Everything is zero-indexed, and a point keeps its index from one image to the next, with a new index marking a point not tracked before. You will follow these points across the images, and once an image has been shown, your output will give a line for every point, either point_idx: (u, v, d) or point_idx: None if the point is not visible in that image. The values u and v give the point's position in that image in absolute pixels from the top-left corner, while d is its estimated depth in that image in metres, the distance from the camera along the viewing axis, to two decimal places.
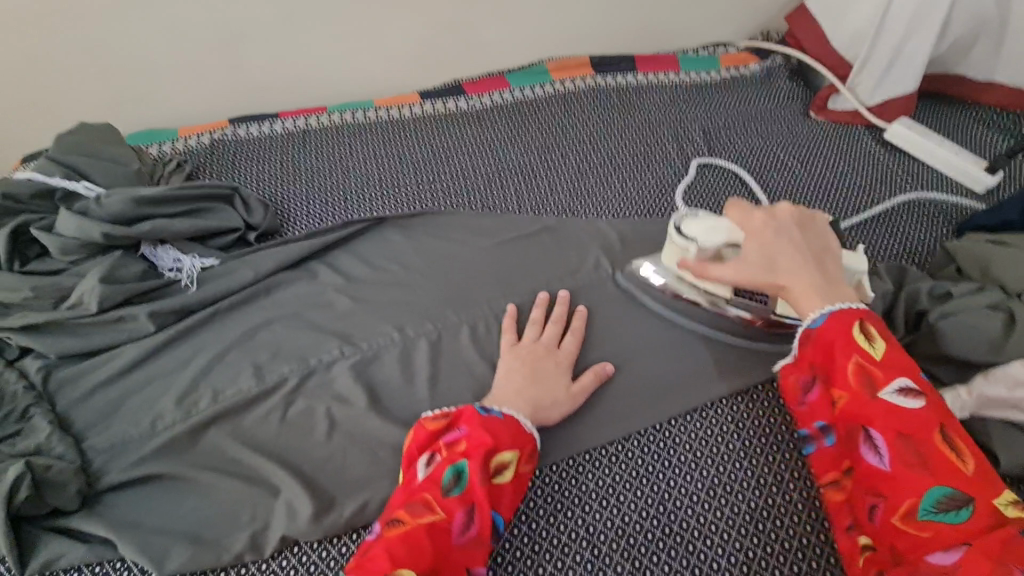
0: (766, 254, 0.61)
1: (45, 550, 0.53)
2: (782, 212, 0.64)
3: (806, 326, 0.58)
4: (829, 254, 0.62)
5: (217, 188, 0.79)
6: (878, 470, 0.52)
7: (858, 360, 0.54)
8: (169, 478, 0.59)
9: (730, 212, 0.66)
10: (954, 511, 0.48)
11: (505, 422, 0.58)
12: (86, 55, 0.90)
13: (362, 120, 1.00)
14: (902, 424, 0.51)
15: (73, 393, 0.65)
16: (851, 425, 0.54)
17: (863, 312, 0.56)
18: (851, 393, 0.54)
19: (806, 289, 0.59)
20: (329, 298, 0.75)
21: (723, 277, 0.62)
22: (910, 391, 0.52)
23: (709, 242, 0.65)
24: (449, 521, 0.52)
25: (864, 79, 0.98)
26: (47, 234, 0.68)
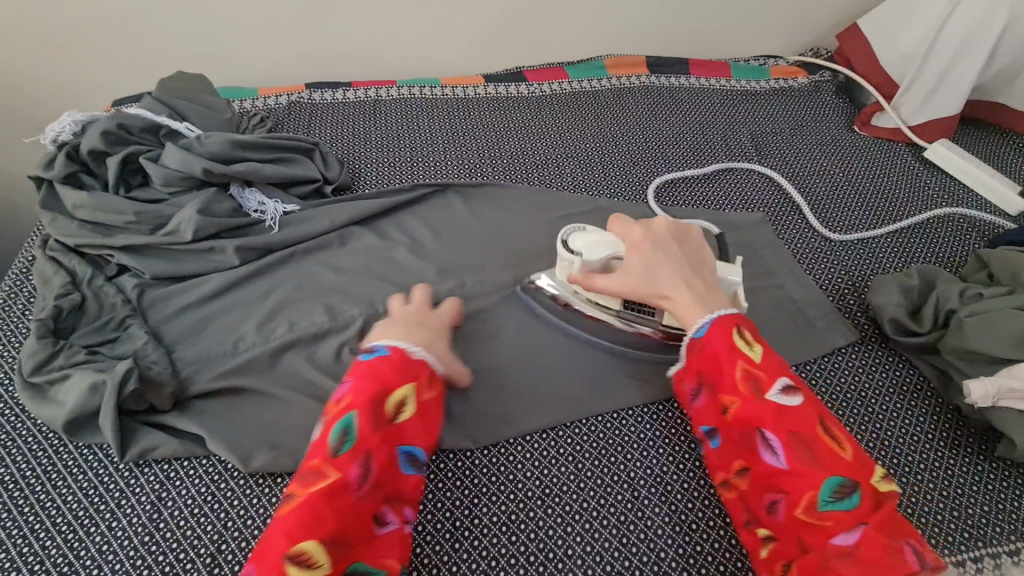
0: (646, 269, 0.64)
1: (144, 439, 0.60)
2: (659, 228, 0.67)
3: (689, 336, 0.62)
4: (707, 264, 0.66)
5: (300, 141, 0.85)
6: (772, 470, 0.54)
7: (742, 364, 0.57)
8: (250, 391, 0.65)
9: (612, 227, 0.68)
10: (847, 499, 0.51)
11: (389, 359, 0.57)
12: (182, 10, 0.96)
13: (429, 96, 1.06)
14: (788, 422, 0.54)
15: (164, 309, 0.71)
16: (745, 428, 0.56)
17: (739, 318, 0.61)
18: (740, 396, 0.57)
19: (687, 301, 0.62)
20: (397, 250, 0.81)
21: (610, 287, 0.65)
22: (789, 390, 0.56)
23: (593, 256, 0.66)
24: (342, 478, 0.49)
25: (909, 99, 1.03)
26: (153, 164, 0.75)
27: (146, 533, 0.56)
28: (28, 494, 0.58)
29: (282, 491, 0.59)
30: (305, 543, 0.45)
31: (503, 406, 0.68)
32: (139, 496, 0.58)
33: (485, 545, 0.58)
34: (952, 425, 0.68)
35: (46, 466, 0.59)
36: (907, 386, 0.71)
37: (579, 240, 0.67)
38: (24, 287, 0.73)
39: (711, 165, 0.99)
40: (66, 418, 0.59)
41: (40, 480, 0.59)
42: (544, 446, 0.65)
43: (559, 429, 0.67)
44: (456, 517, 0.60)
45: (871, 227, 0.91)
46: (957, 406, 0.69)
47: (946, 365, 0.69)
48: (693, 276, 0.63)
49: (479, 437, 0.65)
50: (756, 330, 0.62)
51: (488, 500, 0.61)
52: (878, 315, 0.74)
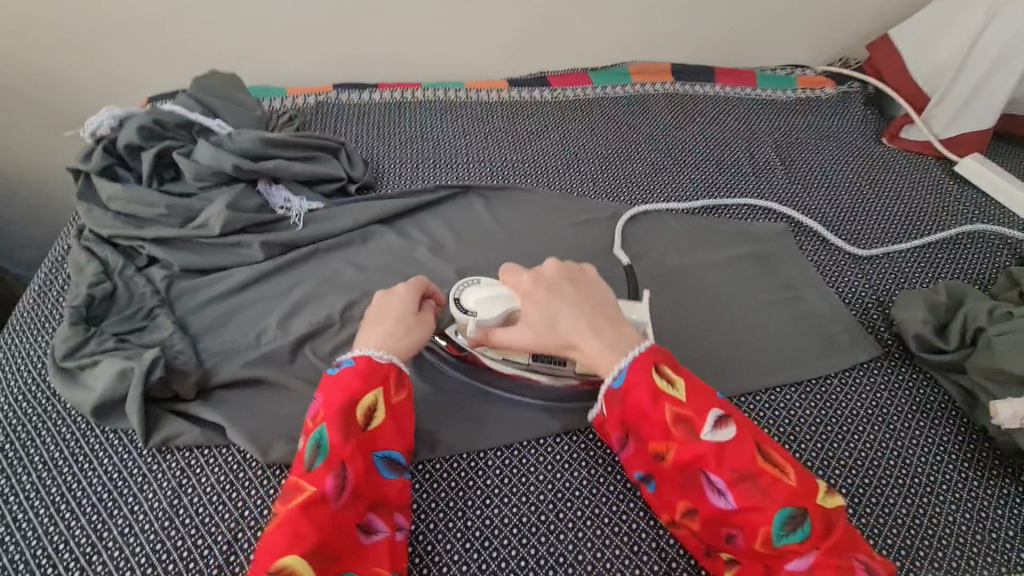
0: (542, 321, 0.59)
1: (167, 427, 0.62)
2: (548, 272, 0.63)
3: (609, 387, 0.58)
4: (609, 303, 0.61)
5: (327, 140, 0.87)
6: (720, 512, 0.52)
7: (669, 408, 0.54)
8: (272, 384, 0.66)
9: (506, 278, 0.64)
10: (799, 527, 0.50)
11: (354, 368, 0.57)
12: (218, 11, 0.99)
13: (453, 98, 1.07)
14: (727, 460, 0.52)
15: (191, 301, 0.72)
16: (686, 472, 0.54)
17: (657, 354, 0.57)
18: (674, 442, 0.54)
19: (592, 347, 0.58)
20: (418, 250, 0.81)
21: (512, 340, 0.61)
22: (720, 423, 0.53)
23: (487, 313, 0.62)
24: (320, 490, 0.50)
25: (941, 112, 1.01)
26: (186, 159, 0.77)
27: (166, 518, 0.57)
28: (55, 475, 0.60)
29: None
30: (288, 558, 0.45)
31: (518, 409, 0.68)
32: (161, 482, 0.59)
33: (496, 547, 0.58)
34: (976, 446, 0.67)
35: (74, 448, 0.61)
36: (930, 405, 0.70)
37: (472, 299, 0.64)
38: (59, 275, 0.76)
39: (731, 175, 0.99)
40: (95, 403, 0.61)
41: (67, 462, 0.60)
42: (557, 450, 0.65)
43: (573, 434, 0.66)
44: (468, 516, 0.60)
45: (896, 241, 0.89)
46: (982, 426, 0.67)
47: (974, 384, 0.67)
48: (597, 320, 0.59)
49: (494, 438, 0.65)
50: (672, 358, 0.58)
51: (501, 502, 0.61)
52: (903, 332, 0.73)
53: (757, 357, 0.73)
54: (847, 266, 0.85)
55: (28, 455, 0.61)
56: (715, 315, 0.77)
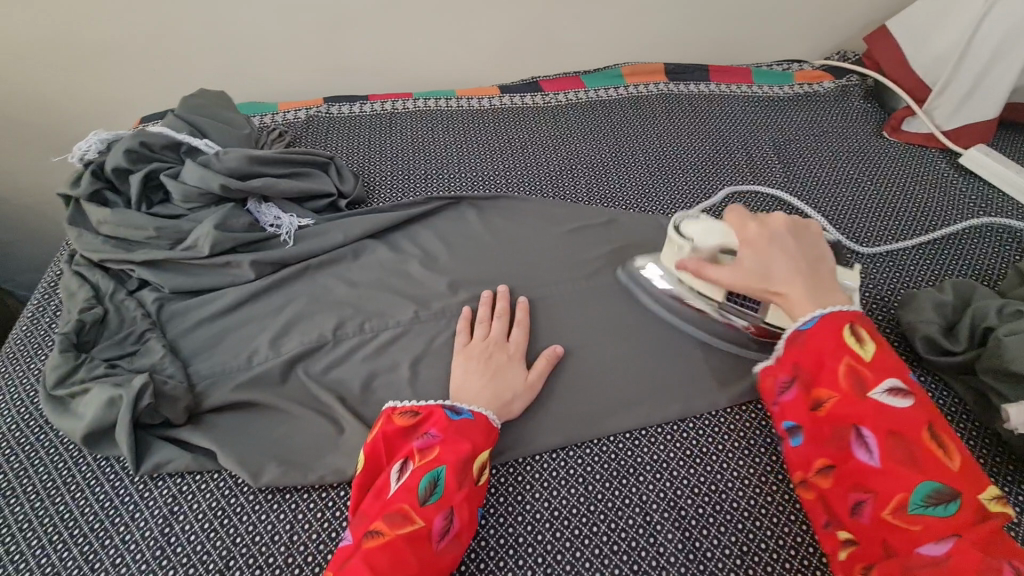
0: (759, 262, 0.61)
1: (158, 454, 0.61)
2: (776, 221, 0.63)
3: (793, 331, 0.57)
4: (824, 262, 0.61)
5: (316, 155, 0.86)
6: (859, 468, 0.50)
7: (847, 360, 0.53)
8: (263, 406, 0.65)
9: (730, 217, 0.66)
10: (944, 506, 0.47)
11: (474, 423, 0.59)
12: (207, 30, 0.99)
13: (444, 107, 1.06)
14: (890, 423, 0.50)
15: (182, 323, 0.72)
16: (838, 424, 0.52)
17: (854, 316, 0.55)
18: (839, 391, 0.52)
19: (800, 293, 0.58)
20: (409, 264, 0.80)
21: (723, 278, 0.63)
22: (897, 390, 0.51)
23: (706, 243, 0.67)
24: (428, 528, 0.52)
25: (944, 102, 0.99)
26: (173, 181, 0.77)
27: (158, 547, 0.57)
28: (48, 505, 0.59)
29: (290, 508, 0.59)
30: None
31: (513, 424, 0.66)
32: (152, 510, 0.59)
33: (491, 568, 0.57)
34: (989, 451, 0.64)
35: (66, 477, 0.61)
36: (940, 409, 0.67)
37: (692, 227, 0.69)
38: (52, 301, 0.75)
39: (728, 175, 0.97)
40: (84, 432, 0.60)
41: (60, 491, 0.60)
42: (553, 466, 0.64)
43: (570, 449, 0.65)
44: None
45: (901, 238, 0.86)
46: (995, 430, 0.65)
47: (983, 386, 0.65)
48: (810, 273, 0.59)
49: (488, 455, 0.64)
50: (871, 324, 0.55)
51: (495, 522, 0.60)
52: (910, 333, 0.71)
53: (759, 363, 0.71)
54: (850, 266, 0.83)
55: (20, 485, 0.60)
56: None
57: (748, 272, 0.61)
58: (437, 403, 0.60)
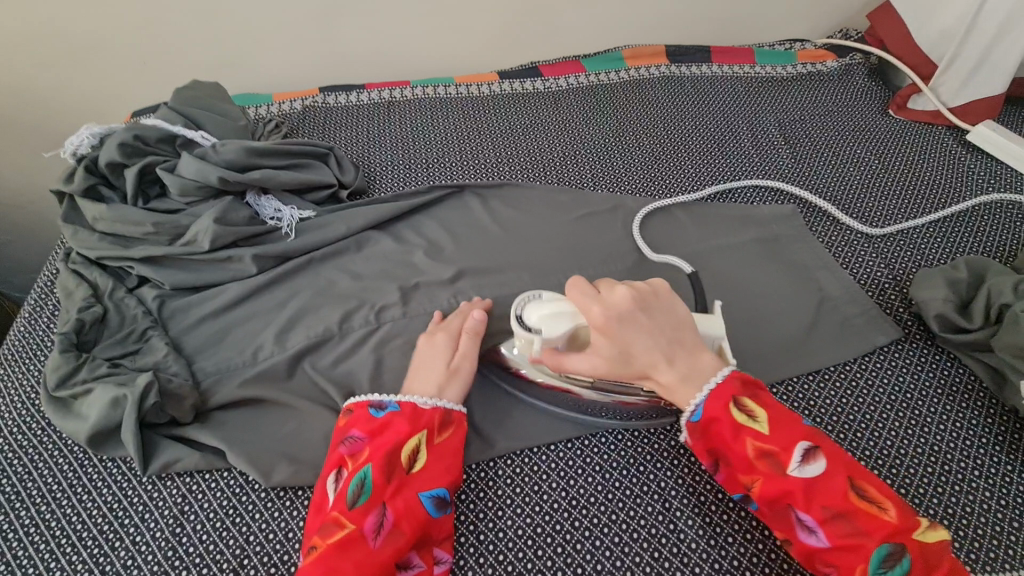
0: (622, 353, 0.56)
1: (165, 453, 0.60)
2: (619, 297, 0.56)
3: (685, 417, 0.56)
4: (685, 328, 0.57)
5: (315, 146, 0.84)
6: (811, 550, 0.50)
7: (751, 442, 0.53)
8: (271, 402, 0.64)
9: (570, 293, 0.58)
10: (900, 566, 0.47)
11: (398, 416, 0.59)
12: (199, 20, 0.96)
13: (443, 95, 1.04)
14: (817, 496, 0.50)
15: (184, 320, 0.70)
16: (775, 506, 0.52)
17: (734, 382, 0.55)
18: (758, 475, 0.52)
19: (671, 380, 0.56)
20: (415, 255, 0.79)
21: (581, 370, 0.59)
22: (807, 459, 0.51)
23: (553, 332, 0.58)
24: (360, 527, 0.51)
25: (949, 79, 0.97)
26: (169, 174, 0.75)
27: (170, 547, 0.55)
28: (54, 509, 0.58)
29: (303, 504, 0.58)
30: None
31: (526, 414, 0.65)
32: (161, 510, 0.58)
33: (510, 560, 0.56)
34: (1007, 427, 0.64)
35: (72, 479, 0.60)
36: (956, 386, 0.67)
37: (534, 315, 0.60)
38: (49, 301, 0.74)
39: (733, 157, 0.95)
40: (89, 433, 0.59)
41: (65, 494, 0.59)
42: (569, 455, 0.63)
43: (585, 438, 0.65)
44: (480, 530, 0.58)
45: (911, 217, 0.86)
46: (1012, 407, 0.65)
47: (999, 362, 0.65)
48: (670, 351, 0.56)
49: (502, 445, 0.63)
50: (755, 383, 0.56)
51: (513, 513, 0.59)
52: (923, 311, 0.71)
53: (775, 347, 0.70)
54: (861, 246, 0.82)
55: (25, 489, 0.59)
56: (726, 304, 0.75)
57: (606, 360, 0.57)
58: (364, 402, 0.61)
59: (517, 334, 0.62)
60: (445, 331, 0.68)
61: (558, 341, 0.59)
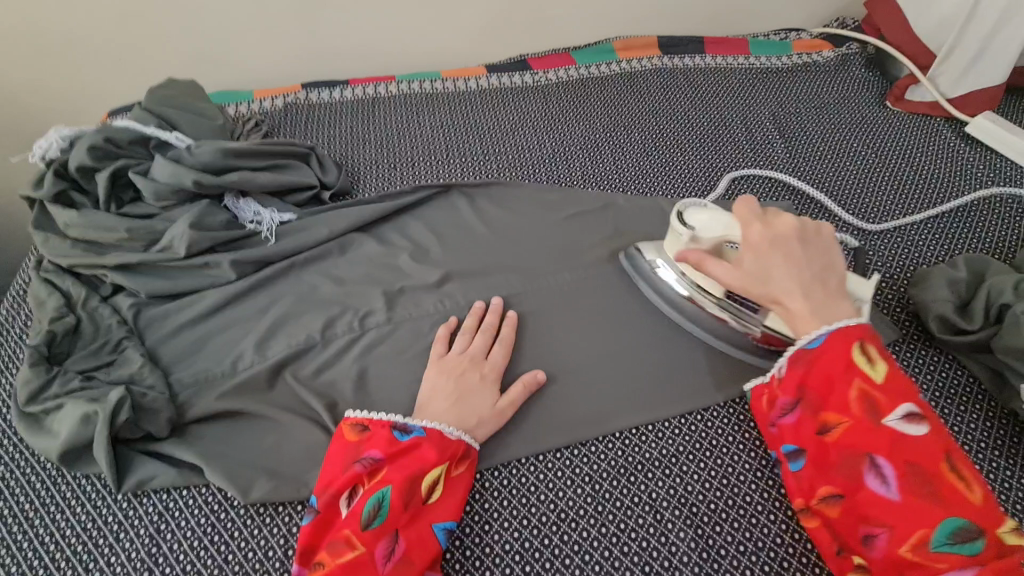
0: (760, 266, 0.59)
1: (140, 470, 0.58)
2: (784, 225, 0.60)
3: (800, 347, 0.57)
4: (834, 272, 0.59)
5: (296, 146, 0.82)
6: (875, 501, 0.50)
7: (858, 384, 0.53)
8: (250, 414, 0.62)
9: (738, 211, 0.62)
10: (969, 543, 0.46)
11: (424, 440, 0.57)
12: (175, 16, 0.93)
13: (429, 90, 1.02)
14: (905, 452, 0.50)
15: (161, 330, 0.68)
16: (847, 452, 0.52)
17: (863, 331, 0.55)
18: (850, 418, 0.52)
19: (801, 310, 0.57)
20: (400, 258, 0.77)
21: (719, 273, 0.61)
22: (910, 417, 0.51)
23: (708, 233, 0.64)
24: (370, 553, 0.51)
25: (948, 70, 0.95)
26: (143, 178, 0.72)
27: (145, 567, 0.54)
28: (26, 529, 0.56)
29: (284, 521, 0.56)
30: None
31: (514, 423, 0.63)
32: (137, 529, 0.56)
33: None
34: (1007, 431, 0.62)
35: (45, 498, 0.58)
36: (955, 390, 0.65)
37: (696, 215, 0.66)
38: (22, 310, 0.71)
39: (727, 153, 0.93)
40: (60, 450, 0.57)
41: (39, 513, 0.57)
42: (558, 466, 0.61)
43: (574, 448, 0.63)
44: (467, 545, 0.56)
45: (909, 212, 0.83)
46: (1013, 410, 0.63)
47: (999, 364, 0.63)
48: (815, 284, 0.58)
49: (490, 457, 0.61)
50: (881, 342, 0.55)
51: (500, 527, 0.57)
52: (923, 312, 0.69)
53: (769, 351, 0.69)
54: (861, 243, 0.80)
55: None
56: None
57: (745, 272, 0.59)
58: (385, 421, 0.58)
59: (674, 229, 0.68)
60: (495, 373, 0.64)
61: (708, 244, 0.64)
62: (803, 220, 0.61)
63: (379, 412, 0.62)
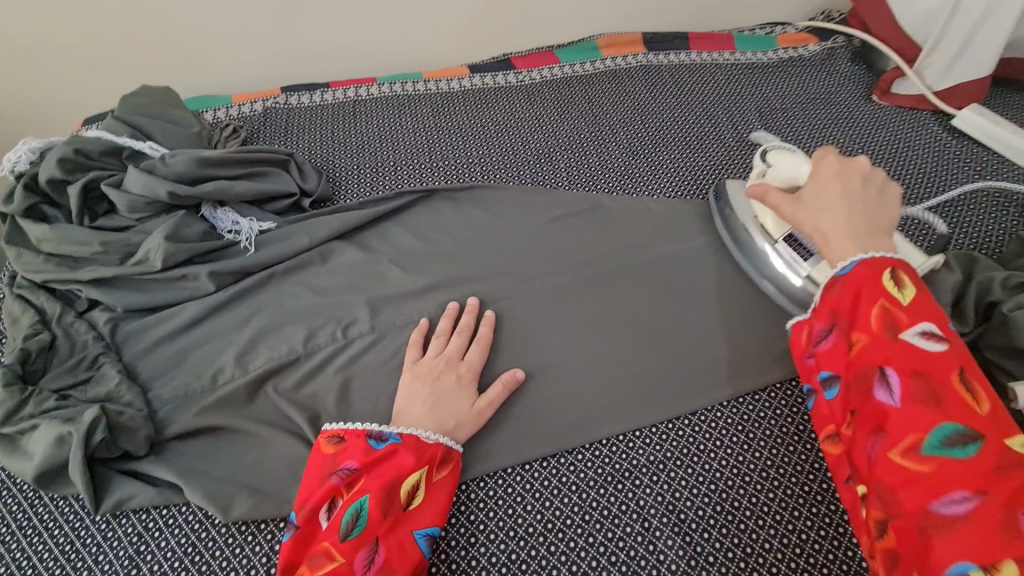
0: (816, 199, 0.57)
1: (118, 490, 0.57)
2: (855, 166, 0.59)
3: (832, 274, 0.51)
4: (891, 216, 0.55)
5: (274, 153, 0.80)
6: (879, 413, 0.43)
7: (880, 300, 0.45)
8: (231, 430, 0.61)
9: (815, 153, 0.63)
10: (965, 454, 0.39)
11: (401, 446, 0.56)
12: (148, 21, 0.91)
13: (411, 91, 1.00)
14: (919, 364, 0.42)
15: (139, 345, 0.67)
16: (861, 368, 0.45)
17: (897, 260, 0.48)
18: (868, 334, 0.45)
19: (843, 233, 0.53)
20: (381, 266, 0.75)
21: (772, 202, 0.60)
22: (932, 335, 0.43)
23: (779, 173, 0.68)
24: (350, 564, 0.50)
25: (934, 63, 0.94)
26: (116, 191, 0.71)
27: None
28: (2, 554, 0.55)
29: (266, 539, 0.56)
30: None
31: (500, 432, 0.63)
32: (116, 551, 0.55)
33: None
34: None
35: (22, 520, 0.56)
36: None
37: (778, 155, 0.71)
38: None
39: (714, 150, 0.92)
40: (35, 472, 0.56)
41: (15, 537, 0.56)
42: (544, 475, 0.61)
43: (561, 456, 0.62)
44: (453, 559, 0.56)
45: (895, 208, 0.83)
46: None
47: (986, 362, 0.63)
48: (868, 218, 0.54)
49: (475, 468, 0.61)
50: (922, 276, 0.47)
51: (486, 539, 0.57)
52: None
53: (754, 353, 0.69)
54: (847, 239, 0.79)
55: None
56: (704, 309, 0.72)
57: (798, 202, 0.58)
58: (361, 430, 0.57)
59: (756, 166, 0.73)
60: (471, 373, 0.63)
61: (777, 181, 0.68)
62: (875, 169, 0.59)
63: (359, 422, 0.61)
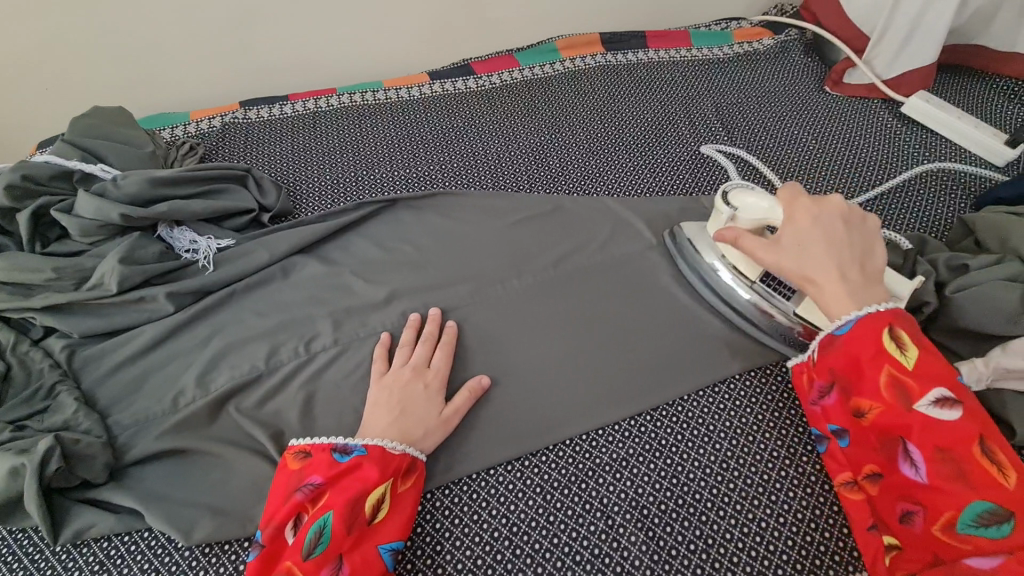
0: (800, 247, 0.59)
1: (77, 520, 0.56)
2: (831, 206, 0.60)
3: (829, 334, 0.56)
4: (877, 255, 0.59)
5: (230, 169, 0.80)
6: (908, 482, 0.50)
7: (887, 369, 0.52)
8: (193, 452, 0.61)
9: (783, 194, 0.63)
10: (995, 526, 0.45)
11: (364, 460, 0.56)
12: (97, 41, 0.90)
13: (372, 101, 1.00)
14: (935, 436, 0.48)
15: (96, 371, 0.66)
16: (885, 437, 0.51)
17: (895, 315, 0.54)
18: (881, 403, 0.51)
19: (837, 290, 0.56)
20: (343, 278, 0.75)
21: (757, 254, 0.62)
22: (944, 401, 0.49)
23: (747, 217, 0.65)
24: None
25: (882, 51, 0.96)
26: (67, 215, 0.70)
27: None
28: None
29: (230, 559, 0.55)
30: None
31: (464, 438, 0.63)
32: None
33: None
34: None
35: None
36: None
37: (739, 195, 0.67)
38: None
39: (672, 147, 0.93)
40: None
41: None
42: (509, 479, 0.61)
43: (525, 459, 0.62)
44: (418, 568, 0.56)
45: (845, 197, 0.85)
46: None
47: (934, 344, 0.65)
48: (857, 264, 0.57)
49: (439, 475, 0.61)
50: (919, 327, 0.53)
51: (451, 546, 0.57)
52: None
53: (714, 347, 0.70)
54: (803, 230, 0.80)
55: None
56: (664, 305, 0.73)
57: (782, 253, 0.60)
58: (324, 443, 0.57)
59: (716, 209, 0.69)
60: (438, 380, 0.64)
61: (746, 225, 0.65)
62: (850, 204, 0.61)
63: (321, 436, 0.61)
